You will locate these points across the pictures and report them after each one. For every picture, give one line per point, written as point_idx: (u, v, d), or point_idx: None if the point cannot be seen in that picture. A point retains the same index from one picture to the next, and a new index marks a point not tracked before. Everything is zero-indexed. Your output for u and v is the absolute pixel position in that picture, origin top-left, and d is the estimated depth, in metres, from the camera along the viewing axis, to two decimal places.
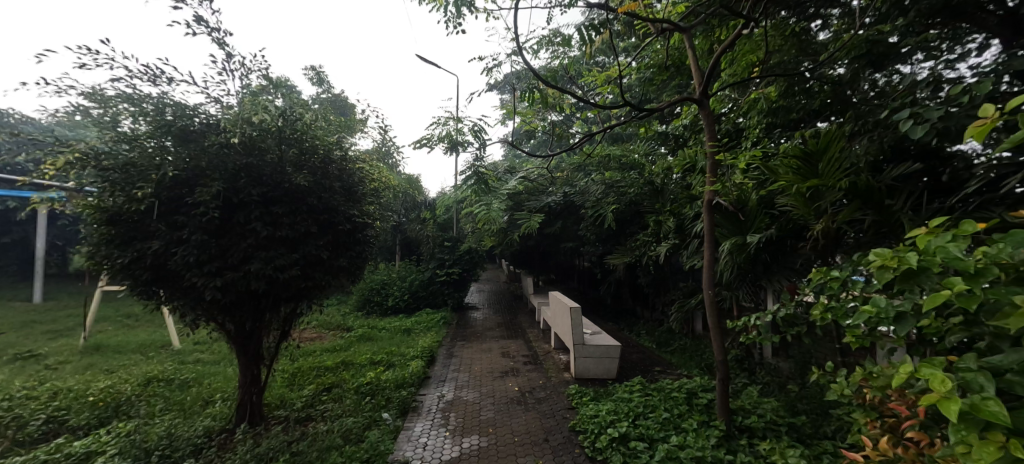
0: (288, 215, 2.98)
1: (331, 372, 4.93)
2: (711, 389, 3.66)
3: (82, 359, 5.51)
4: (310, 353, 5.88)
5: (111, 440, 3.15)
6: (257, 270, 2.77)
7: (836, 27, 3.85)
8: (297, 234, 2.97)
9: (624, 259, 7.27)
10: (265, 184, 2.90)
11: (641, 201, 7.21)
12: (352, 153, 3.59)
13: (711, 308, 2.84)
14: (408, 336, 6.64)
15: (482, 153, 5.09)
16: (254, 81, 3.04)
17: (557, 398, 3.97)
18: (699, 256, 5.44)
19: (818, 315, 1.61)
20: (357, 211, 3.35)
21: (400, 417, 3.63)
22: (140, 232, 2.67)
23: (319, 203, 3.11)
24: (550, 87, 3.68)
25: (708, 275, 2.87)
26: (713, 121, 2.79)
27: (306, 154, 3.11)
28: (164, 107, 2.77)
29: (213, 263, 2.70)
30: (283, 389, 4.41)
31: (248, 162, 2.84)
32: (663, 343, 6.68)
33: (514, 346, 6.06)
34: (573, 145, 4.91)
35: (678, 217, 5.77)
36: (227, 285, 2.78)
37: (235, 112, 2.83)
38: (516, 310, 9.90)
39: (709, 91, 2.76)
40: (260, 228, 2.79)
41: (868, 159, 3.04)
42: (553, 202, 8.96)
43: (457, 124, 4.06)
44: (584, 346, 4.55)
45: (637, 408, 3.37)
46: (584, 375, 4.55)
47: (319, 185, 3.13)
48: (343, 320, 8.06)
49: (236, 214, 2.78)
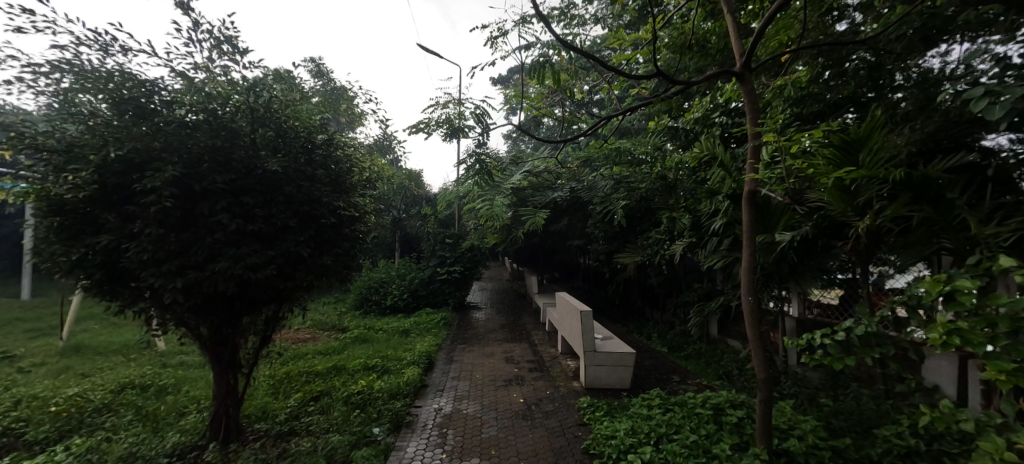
0: (262, 206, 2.58)
1: (320, 379, 4.58)
2: (741, 405, 3.27)
3: (58, 362, 5.17)
4: (299, 357, 5.53)
5: (64, 459, 2.79)
6: (225, 270, 2.40)
7: (857, 17, 3.48)
8: (274, 228, 2.59)
9: (634, 258, 6.90)
10: (234, 170, 2.49)
11: (652, 197, 6.83)
12: (339, 138, 3.22)
13: (749, 317, 2.43)
14: (406, 339, 6.27)
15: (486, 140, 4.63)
16: (220, 51, 2.65)
17: (567, 412, 3.59)
18: (718, 255, 5.07)
19: (934, 337, 1.29)
20: (342, 203, 2.95)
21: (392, 433, 3.26)
22: (91, 225, 2.30)
23: (299, 193, 2.72)
24: (576, 53, 3.08)
25: (747, 279, 2.45)
26: (755, 100, 2.36)
27: (284, 136, 2.73)
28: (117, 79, 2.38)
29: (173, 261, 2.31)
30: (267, 397, 4.05)
31: (216, 141, 2.45)
32: (676, 348, 6.32)
33: (518, 350, 5.68)
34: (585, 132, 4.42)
35: (694, 214, 5.44)
36: (191, 286, 2.41)
37: (196, 83, 2.44)
38: (519, 310, 9.53)
39: (753, 62, 2.33)
40: (228, 221, 2.39)
41: (918, 148, 2.68)
42: (560, 197, 8.58)
43: (458, 107, 3.61)
44: (595, 353, 4.17)
45: (659, 428, 2.99)
46: (595, 385, 4.18)
47: (298, 172, 2.73)
48: (338, 320, 7.71)
49: (200, 203, 2.38)
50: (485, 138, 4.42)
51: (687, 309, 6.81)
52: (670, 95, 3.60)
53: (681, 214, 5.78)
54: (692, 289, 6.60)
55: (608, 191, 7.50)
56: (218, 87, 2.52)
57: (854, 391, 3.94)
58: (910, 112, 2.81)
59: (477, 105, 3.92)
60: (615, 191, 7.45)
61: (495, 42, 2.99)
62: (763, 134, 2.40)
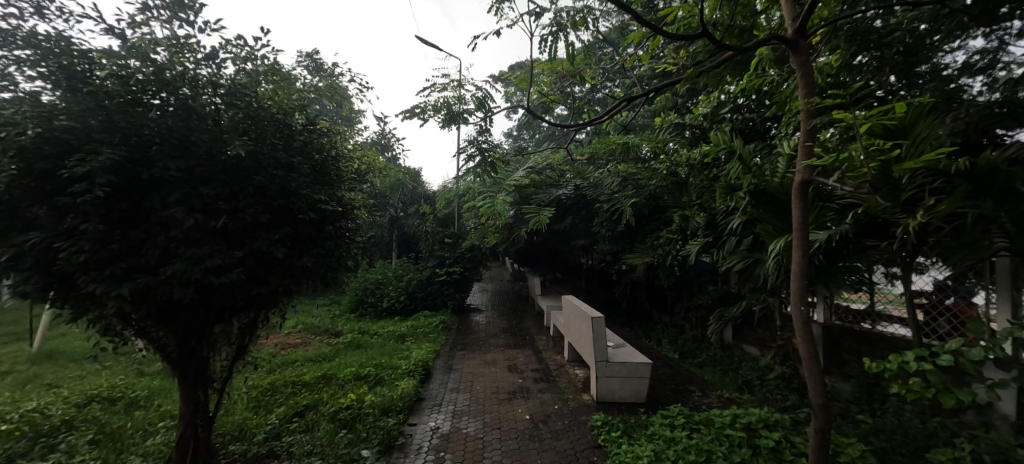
0: (227, 199, 2.20)
1: (307, 390, 4.21)
2: (777, 426, 2.90)
3: (26, 370, 4.78)
4: (287, 365, 5.16)
5: None
6: (181, 274, 2.02)
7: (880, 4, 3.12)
8: (242, 225, 2.22)
9: (644, 259, 6.53)
10: (194, 156, 2.11)
11: (661, 195, 6.47)
12: (322, 122, 2.85)
13: (802, 333, 2.04)
14: (401, 344, 5.90)
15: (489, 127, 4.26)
16: (181, 19, 2.29)
17: (579, 431, 3.23)
18: (738, 254, 4.71)
19: None
20: (324, 196, 2.52)
21: (383, 457, 2.90)
22: (18, 221, 1.91)
23: (271, 183, 2.33)
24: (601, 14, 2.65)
25: (797, 288, 2.06)
26: (810, 72, 2.00)
27: (256, 119, 2.36)
28: (51, 46, 1.98)
29: (117, 264, 1.94)
30: (247, 412, 3.68)
31: (173, 120, 2.07)
32: (689, 354, 5.95)
33: (521, 358, 5.30)
34: (601, 117, 3.98)
35: (709, 211, 5.10)
36: (141, 293, 2.03)
37: (145, 49, 2.05)
38: (521, 313, 9.16)
39: (808, 27, 1.96)
40: (183, 216, 2.00)
41: (960, 139, 2.45)
42: (564, 195, 8.23)
43: (458, 89, 3.23)
44: (607, 363, 3.80)
45: (687, 455, 2.62)
46: (607, 398, 3.81)
47: (267, 159, 2.34)
48: (332, 323, 7.34)
49: (151, 195, 2.00)
50: (489, 125, 4.04)
51: (701, 313, 6.43)
52: (693, 74, 3.23)
53: (694, 212, 5.43)
54: (706, 292, 6.23)
55: (615, 189, 7.15)
56: (175, 57, 2.13)
57: (894, 407, 3.59)
58: (941, 104, 2.60)
59: (478, 88, 3.54)
60: (622, 188, 7.09)
61: (500, 11, 2.61)
62: (817, 110, 2.01)
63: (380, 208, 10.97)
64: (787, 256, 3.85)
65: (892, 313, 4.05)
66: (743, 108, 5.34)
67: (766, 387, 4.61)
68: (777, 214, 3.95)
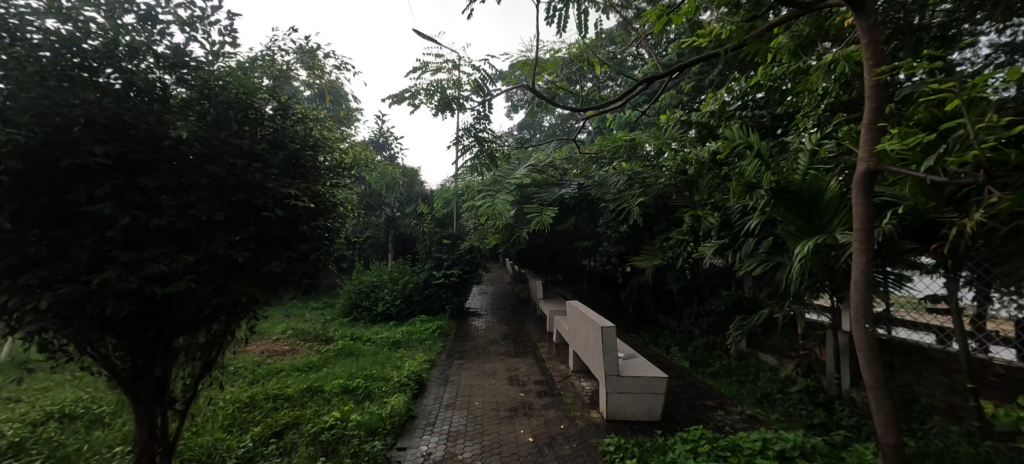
0: (175, 194, 1.84)
1: (289, 405, 3.86)
2: (816, 455, 2.54)
3: None
4: (272, 375, 4.81)
5: None
6: (114, 284, 1.67)
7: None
8: (192, 225, 1.86)
9: (652, 262, 6.17)
10: (134, 141, 1.76)
11: (670, 194, 6.12)
12: (297, 107, 2.47)
13: (867, 358, 1.68)
14: (395, 352, 5.54)
15: (488, 114, 3.88)
16: None
17: (589, 458, 2.87)
18: (758, 258, 4.36)
19: None
20: (294, 190, 2.16)
21: None
22: None
23: (230, 175, 1.97)
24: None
25: (862, 303, 1.69)
26: (878, 40, 1.67)
27: (211, 100, 2.00)
28: None
29: (35, 271, 1.58)
30: (220, 431, 3.33)
31: (118, 103, 1.74)
32: (702, 364, 5.60)
33: (523, 368, 4.93)
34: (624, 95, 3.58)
35: (724, 210, 4.76)
36: (67, 307, 1.68)
37: (66, 11, 1.69)
38: (522, 317, 8.80)
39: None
40: (116, 214, 1.65)
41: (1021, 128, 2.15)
42: (568, 195, 7.81)
43: (453, 71, 2.89)
44: (618, 378, 3.45)
45: None
46: (618, 416, 3.46)
47: (225, 147, 1.99)
48: (323, 328, 6.98)
49: (75, 187, 1.64)
50: (488, 112, 3.67)
51: (713, 319, 6.07)
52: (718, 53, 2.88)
53: (707, 212, 5.08)
54: (719, 297, 5.86)
55: (622, 187, 6.79)
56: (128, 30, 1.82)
57: (939, 428, 3.22)
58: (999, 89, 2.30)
59: (476, 69, 3.18)
60: (629, 187, 6.71)
61: None
62: (886, 84, 1.68)
63: (376, 208, 10.62)
64: (814, 261, 3.51)
65: (911, 318, 3.76)
66: (758, 103, 5.00)
67: (788, 401, 4.25)
68: (803, 214, 3.58)
